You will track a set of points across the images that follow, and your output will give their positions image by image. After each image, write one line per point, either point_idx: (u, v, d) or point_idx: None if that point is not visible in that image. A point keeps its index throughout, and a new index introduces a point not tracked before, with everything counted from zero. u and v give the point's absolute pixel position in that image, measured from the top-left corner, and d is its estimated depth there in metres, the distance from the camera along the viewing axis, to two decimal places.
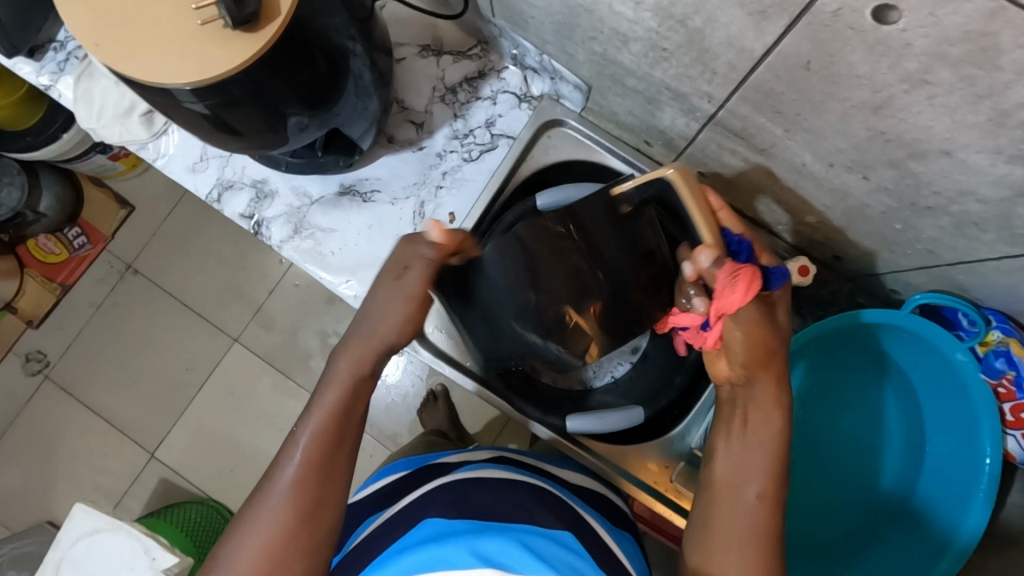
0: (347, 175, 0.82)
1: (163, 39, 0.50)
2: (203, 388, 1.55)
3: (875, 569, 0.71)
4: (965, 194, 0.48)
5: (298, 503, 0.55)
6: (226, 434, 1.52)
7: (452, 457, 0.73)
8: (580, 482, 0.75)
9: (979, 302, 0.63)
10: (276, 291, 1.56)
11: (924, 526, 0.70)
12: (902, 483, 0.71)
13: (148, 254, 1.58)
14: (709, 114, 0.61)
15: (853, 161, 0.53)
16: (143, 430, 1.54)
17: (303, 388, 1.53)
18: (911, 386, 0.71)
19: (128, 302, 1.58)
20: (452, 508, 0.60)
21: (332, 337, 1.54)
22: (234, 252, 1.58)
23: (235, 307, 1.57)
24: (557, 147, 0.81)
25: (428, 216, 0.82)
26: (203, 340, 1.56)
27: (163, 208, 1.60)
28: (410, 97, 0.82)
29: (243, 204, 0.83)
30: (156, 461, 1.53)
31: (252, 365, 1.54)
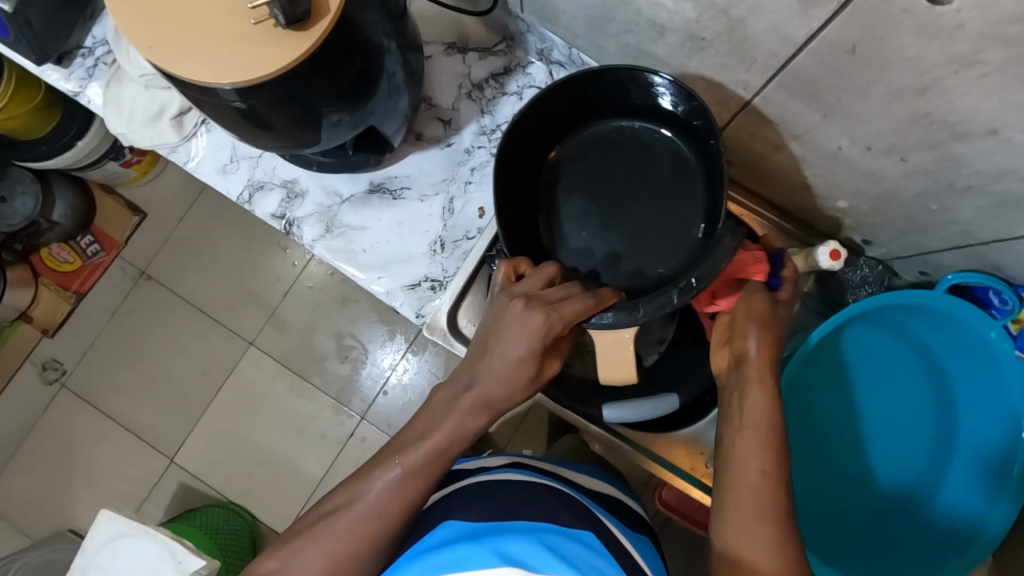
0: (376, 173, 0.83)
1: (212, 40, 0.51)
2: (220, 392, 1.55)
3: (919, 548, 0.71)
4: (1006, 172, 0.49)
5: (372, 518, 0.57)
6: (245, 438, 1.53)
7: (472, 463, 0.71)
8: (609, 491, 0.75)
9: (1012, 280, 0.65)
10: (290, 293, 1.57)
11: (966, 504, 0.70)
12: (941, 462, 0.72)
13: (162, 259, 1.59)
14: (743, 102, 0.62)
15: (892, 144, 0.54)
16: (161, 435, 1.54)
17: (320, 390, 1.53)
18: (945, 366, 0.72)
19: (143, 308, 1.58)
20: (471, 510, 0.59)
21: (347, 338, 1.55)
22: (247, 255, 1.58)
23: (249, 311, 1.57)
24: None
25: (457, 212, 0.83)
26: (219, 345, 1.56)
27: (175, 214, 1.60)
28: (437, 94, 0.83)
29: (274, 204, 0.83)
30: (175, 466, 1.53)
31: (269, 368, 1.55)
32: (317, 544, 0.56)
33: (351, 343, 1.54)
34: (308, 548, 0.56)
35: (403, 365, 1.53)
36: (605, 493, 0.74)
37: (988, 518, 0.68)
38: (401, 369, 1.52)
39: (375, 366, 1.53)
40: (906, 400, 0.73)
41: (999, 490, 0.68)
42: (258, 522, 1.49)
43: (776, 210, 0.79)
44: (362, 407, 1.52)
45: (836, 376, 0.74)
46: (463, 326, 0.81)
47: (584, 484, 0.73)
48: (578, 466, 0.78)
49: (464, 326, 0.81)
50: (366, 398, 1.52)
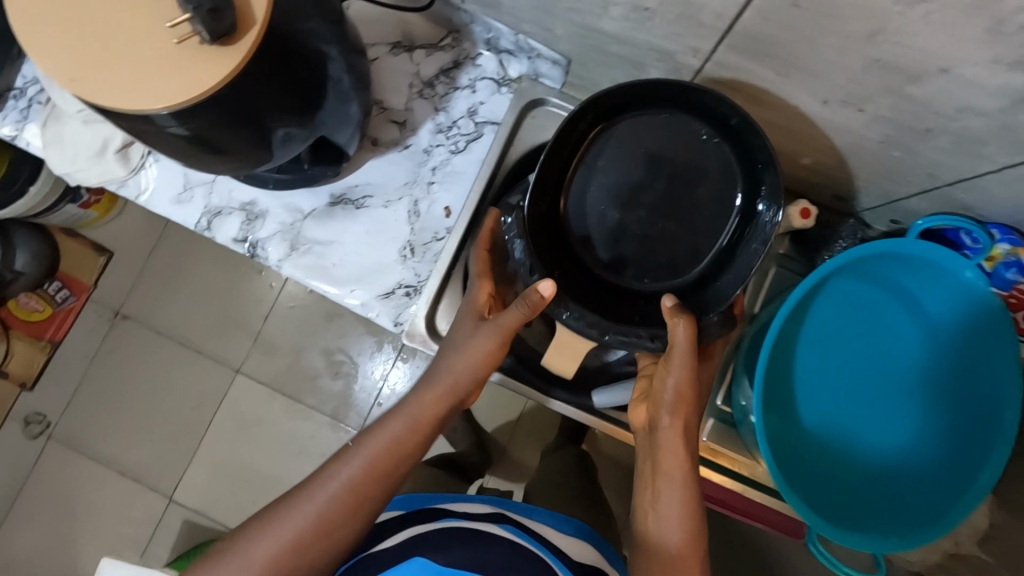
0: (336, 185, 0.81)
1: (136, 65, 0.48)
2: (214, 423, 1.52)
3: (910, 513, 0.70)
4: (964, 109, 0.49)
5: (352, 494, 0.58)
6: (243, 466, 1.50)
7: (455, 503, 0.73)
8: (590, 558, 0.72)
9: (981, 217, 0.64)
10: (272, 315, 1.54)
11: (953, 464, 0.69)
12: (929, 424, 0.71)
13: (136, 297, 1.55)
14: (696, 69, 0.61)
15: (849, 94, 0.53)
16: (158, 475, 1.51)
17: (314, 409, 1.51)
18: (929, 321, 0.71)
19: (123, 350, 1.54)
20: (440, 550, 0.63)
21: (337, 354, 1.52)
22: (224, 282, 1.55)
23: (233, 338, 1.54)
24: (544, 127, 0.81)
25: (423, 214, 0.81)
26: (206, 376, 1.53)
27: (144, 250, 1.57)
28: (388, 97, 0.81)
29: (235, 228, 0.81)
30: (176, 504, 1.50)
31: (260, 394, 1.52)
32: (277, 525, 0.57)
33: (340, 358, 1.52)
34: (270, 526, 0.57)
35: (394, 374, 1.51)
36: (583, 563, 0.71)
37: (978, 479, 0.67)
38: (393, 378, 1.51)
39: (366, 379, 1.51)
40: (892, 352, 0.72)
41: (982, 449, 0.68)
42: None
43: None
44: (358, 421, 1.50)
45: (824, 326, 0.73)
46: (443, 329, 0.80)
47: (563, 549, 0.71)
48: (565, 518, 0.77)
49: (444, 329, 0.80)
50: (361, 411, 1.50)
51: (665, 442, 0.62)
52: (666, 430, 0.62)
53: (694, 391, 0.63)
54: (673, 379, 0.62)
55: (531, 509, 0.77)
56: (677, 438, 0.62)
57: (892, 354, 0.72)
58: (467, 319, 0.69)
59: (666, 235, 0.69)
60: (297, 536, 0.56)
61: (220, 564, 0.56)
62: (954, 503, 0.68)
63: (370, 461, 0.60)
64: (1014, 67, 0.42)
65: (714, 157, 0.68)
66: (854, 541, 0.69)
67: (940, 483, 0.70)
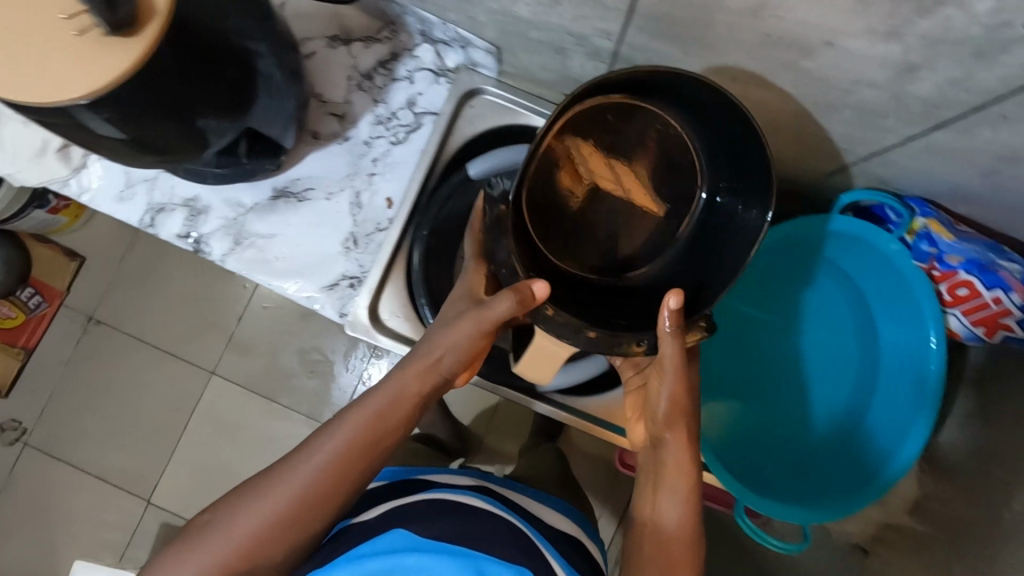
0: (277, 178, 0.82)
1: (39, 59, 0.49)
2: (191, 424, 1.52)
3: (848, 487, 0.71)
4: (857, 82, 0.50)
5: (337, 469, 0.57)
6: (223, 467, 1.51)
7: (438, 477, 0.72)
8: (568, 527, 0.73)
9: (901, 192, 0.65)
10: (246, 316, 1.55)
11: (888, 437, 0.70)
12: (865, 398, 0.72)
13: (110, 301, 1.55)
14: (612, 52, 0.62)
15: (754, 71, 0.54)
16: (137, 478, 1.51)
17: (290, 409, 1.52)
18: (865, 299, 0.72)
19: (97, 355, 1.55)
20: (426, 521, 0.60)
21: (312, 353, 1.53)
22: (197, 284, 1.56)
23: (208, 340, 1.54)
24: (481, 115, 0.81)
25: (365, 205, 0.82)
26: (181, 379, 1.54)
27: (116, 254, 1.56)
28: (327, 90, 0.82)
29: (178, 224, 0.81)
30: (155, 506, 1.50)
31: (236, 394, 1.53)
32: (258, 503, 0.55)
33: (315, 357, 1.53)
34: (249, 507, 0.55)
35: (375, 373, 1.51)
36: (563, 532, 0.72)
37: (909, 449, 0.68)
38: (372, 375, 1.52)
39: (346, 375, 1.52)
40: (829, 336, 0.74)
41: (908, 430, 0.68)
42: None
43: None
44: None
45: (767, 304, 0.75)
46: (386, 319, 0.79)
47: (543, 518, 0.72)
48: (541, 495, 0.78)
49: (386, 319, 0.79)
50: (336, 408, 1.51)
51: (669, 466, 0.58)
52: (670, 458, 0.59)
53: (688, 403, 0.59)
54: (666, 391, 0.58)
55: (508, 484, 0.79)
56: (676, 452, 0.59)
57: (826, 337, 0.74)
58: (461, 296, 0.65)
59: (626, 227, 0.63)
60: (278, 512, 0.55)
61: (199, 546, 0.54)
62: (856, 495, 0.69)
63: (354, 435, 0.59)
64: (889, 37, 0.43)
65: (689, 152, 0.61)
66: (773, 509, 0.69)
67: (851, 476, 0.71)
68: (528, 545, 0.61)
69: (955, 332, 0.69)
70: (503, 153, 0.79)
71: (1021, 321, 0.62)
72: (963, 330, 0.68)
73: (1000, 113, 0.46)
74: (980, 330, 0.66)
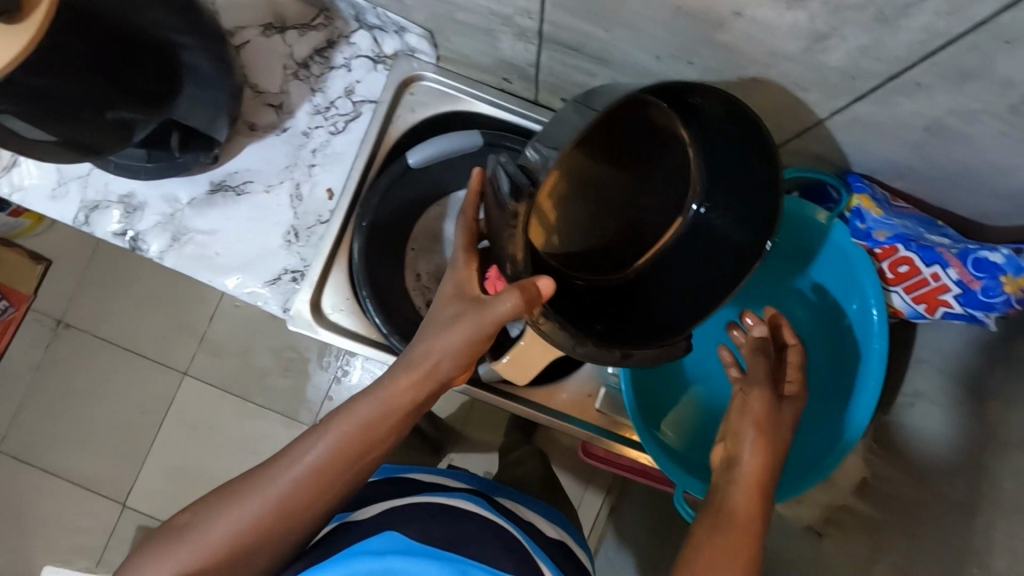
0: (214, 172, 0.80)
1: None
2: (164, 427, 1.44)
3: (799, 466, 0.70)
4: (774, 54, 0.48)
5: (316, 478, 0.56)
6: (198, 471, 1.42)
7: (429, 478, 0.69)
8: (559, 534, 0.71)
9: (841, 169, 0.64)
10: (217, 316, 1.47)
11: (839, 415, 0.69)
12: (823, 379, 0.72)
13: (81, 304, 1.46)
14: (537, 32, 0.60)
15: (675, 47, 0.53)
16: (112, 482, 1.42)
17: (266, 408, 1.45)
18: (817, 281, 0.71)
19: (69, 359, 1.46)
20: (414, 522, 0.57)
21: (286, 351, 1.45)
22: (165, 284, 1.47)
23: (179, 341, 1.46)
24: (422, 103, 0.80)
25: (306, 197, 0.80)
26: (154, 380, 1.45)
27: (84, 256, 1.47)
28: (262, 79, 0.80)
29: (114, 221, 0.80)
30: (131, 509, 1.41)
31: (211, 395, 1.45)
32: (245, 504, 0.55)
33: (290, 356, 1.45)
34: (225, 509, 0.55)
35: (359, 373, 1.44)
36: (556, 540, 0.69)
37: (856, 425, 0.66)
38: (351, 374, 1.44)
39: (320, 373, 1.45)
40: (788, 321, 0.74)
41: (857, 407, 0.67)
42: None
43: None
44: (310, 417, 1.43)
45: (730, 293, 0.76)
46: (330, 312, 0.78)
47: (538, 525, 0.69)
48: (533, 501, 0.76)
49: (330, 312, 0.78)
50: (313, 407, 1.43)
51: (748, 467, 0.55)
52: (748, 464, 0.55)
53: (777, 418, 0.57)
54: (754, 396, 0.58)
55: (512, 493, 0.75)
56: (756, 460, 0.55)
57: None
58: (452, 296, 0.61)
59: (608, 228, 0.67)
60: (263, 513, 0.54)
61: (180, 540, 0.54)
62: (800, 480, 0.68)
63: (343, 442, 0.57)
64: (793, 4, 0.41)
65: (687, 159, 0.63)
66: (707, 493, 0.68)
67: (800, 463, 0.70)
68: (523, 554, 0.58)
69: (899, 311, 0.68)
70: (444, 139, 0.77)
71: (958, 298, 0.60)
72: (906, 308, 0.67)
73: (915, 80, 0.45)
74: (922, 307, 0.64)
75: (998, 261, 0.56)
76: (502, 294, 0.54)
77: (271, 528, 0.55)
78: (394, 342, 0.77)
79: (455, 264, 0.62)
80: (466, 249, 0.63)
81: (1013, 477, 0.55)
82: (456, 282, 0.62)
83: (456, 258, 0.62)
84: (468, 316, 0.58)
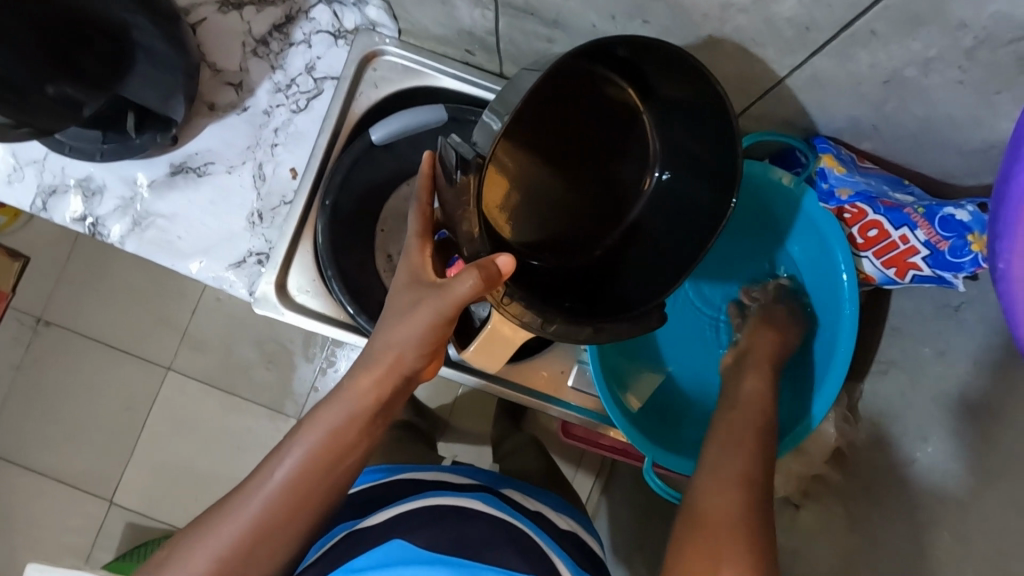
0: (174, 154, 0.78)
1: None
2: (148, 422, 1.28)
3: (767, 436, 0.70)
4: (727, 7, 0.47)
5: (291, 493, 0.52)
6: (184, 467, 1.27)
7: (433, 475, 0.66)
8: (569, 525, 0.67)
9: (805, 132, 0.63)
10: (199, 309, 1.29)
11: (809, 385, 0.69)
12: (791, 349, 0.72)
13: (60, 298, 1.30)
14: None
15: (628, 6, 0.52)
16: (94, 480, 1.27)
17: (252, 403, 1.28)
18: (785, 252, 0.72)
19: (49, 357, 1.29)
20: (420, 528, 0.55)
21: (270, 344, 1.28)
22: (145, 277, 1.29)
23: (160, 335, 1.29)
24: (385, 79, 0.78)
25: (269, 177, 0.79)
26: (133, 374, 1.29)
27: (64, 250, 1.30)
28: (220, 58, 0.78)
29: (71, 207, 0.78)
30: (117, 506, 1.26)
31: (194, 391, 1.28)
32: (216, 533, 0.50)
33: (273, 347, 1.28)
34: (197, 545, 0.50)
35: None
36: (567, 530, 0.66)
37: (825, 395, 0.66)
38: (341, 366, 1.27)
39: (305, 365, 1.28)
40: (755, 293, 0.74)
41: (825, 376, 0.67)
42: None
43: None
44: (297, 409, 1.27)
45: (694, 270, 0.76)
46: (296, 294, 0.77)
47: (547, 516, 0.66)
48: (537, 492, 0.72)
49: (296, 295, 0.77)
50: (299, 398, 1.27)
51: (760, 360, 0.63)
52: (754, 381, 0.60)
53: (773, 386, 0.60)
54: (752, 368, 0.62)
55: (518, 484, 0.72)
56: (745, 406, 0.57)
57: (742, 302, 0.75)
58: (407, 284, 0.57)
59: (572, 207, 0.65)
60: (236, 538, 0.50)
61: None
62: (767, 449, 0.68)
63: (313, 452, 0.54)
64: None
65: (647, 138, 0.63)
66: (685, 467, 0.69)
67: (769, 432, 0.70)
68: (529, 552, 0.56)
69: (870, 278, 0.66)
70: (406, 115, 0.75)
71: (927, 260, 0.59)
72: (877, 274, 0.65)
73: (870, 29, 0.44)
74: (892, 272, 0.63)
75: (965, 220, 0.56)
76: (460, 274, 0.51)
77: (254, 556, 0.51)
78: (362, 322, 0.75)
79: (411, 252, 0.57)
80: (421, 234, 0.57)
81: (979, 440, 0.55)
82: (408, 274, 0.57)
83: (409, 244, 0.57)
84: (425, 300, 0.55)
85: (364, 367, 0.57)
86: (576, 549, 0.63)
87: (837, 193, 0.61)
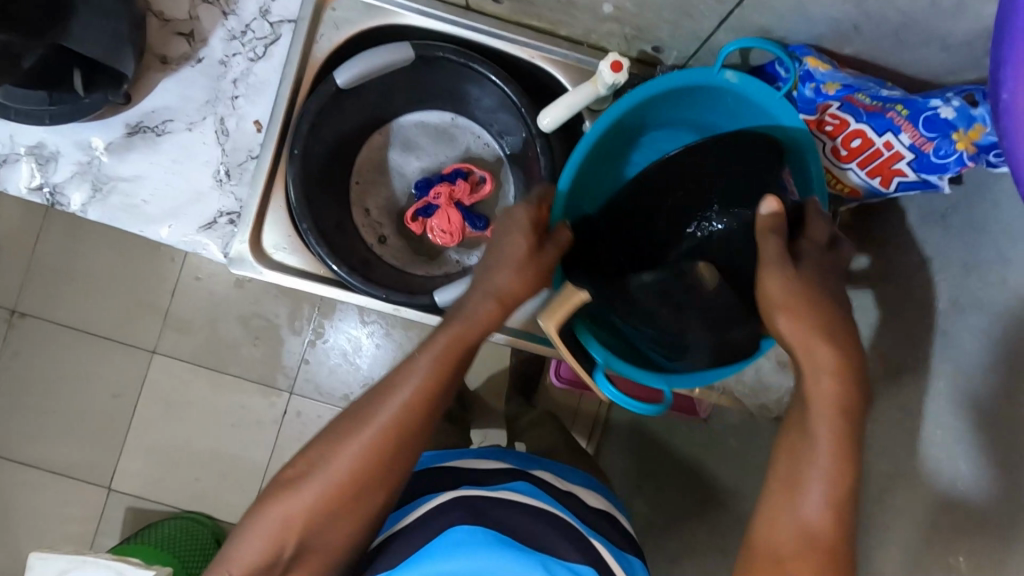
0: (130, 113, 0.74)
1: None
2: (139, 407, 1.25)
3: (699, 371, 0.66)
4: None
5: (396, 422, 0.53)
6: (179, 449, 1.25)
7: (459, 460, 0.66)
8: (601, 504, 0.66)
9: (785, 39, 0.62)
10: (178, 290, 1.25)
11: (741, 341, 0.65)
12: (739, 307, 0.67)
13: (32, 289, 1.25)
14: None
15: None
16: (90, 468, 1.24)
17: (242, 379, 1.25)
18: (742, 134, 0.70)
19: (28, 350, 1.25)
20: (466, 513, 0.55)
21: (254, 318, 1.25)
22: (118, 260, 1.25)
23: (141, 318, 1.25)
24: (345, 19, 0.74)
25: (232, 132, 0.75)
26: (118, 359, 1.25)
27: (28, 239, 1.25)
28: (169, 6, 0.74)
29: (25, 177, 0.74)
30: (116, 492, 1.24)
31: (180, 371, 1.25)
32: (343, 449, 0.52)
33: (259, 322, 1.25)
34: (304, 483, 0.52)
35: (361, 340, 1.25)
36: (598, 509, 0.65)
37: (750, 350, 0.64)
38: (331, 338, 1.25)
39: (293, 338, 1.25)
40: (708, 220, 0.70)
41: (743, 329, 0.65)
42: (225, 525, 1.24)
43: (569, 42, 0.75)
44: (289, 381, 1.25)
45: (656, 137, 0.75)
46: (275, 253, 0.74)
47: (578, 495, 0.65)
48: (566, 471, 0.71)
49: (276, 253, 0.74)
50: (290, 371, 1.25)
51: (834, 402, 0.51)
52: (822, 358, 0.52)
53: (846, 375, 0.52)
54: (783, 314, 0.55)
55: (546, 463, 0.70)
56: (829, 386, 0.51)
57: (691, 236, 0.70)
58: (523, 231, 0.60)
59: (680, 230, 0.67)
60: (366, 452, 0.52)
61: (263, 520, 0.51)
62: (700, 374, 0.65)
63: (421, 385, 0.54)
64: None
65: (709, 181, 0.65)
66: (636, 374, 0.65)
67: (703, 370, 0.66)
68: (570, 531, 0.57)
69: (854, 190, 0.68)
70: (370, 56, 0.72)
71: (912, 164, 0.60)
72: (861, 185, 0.67)
73: None
74: (877, 181, 0.64)
75: (949, 117, 0.56)
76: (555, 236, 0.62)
77: (347, 485, 0.52)
78: (353, 281, 0.72)
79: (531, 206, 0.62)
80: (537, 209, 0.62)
81: (973, 336, 0.56)
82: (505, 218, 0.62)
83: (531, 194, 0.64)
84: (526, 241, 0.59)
85: (487, 295, 0.59)
86: (611, 527, 0.63)
87: (825, 87, 0.61)
